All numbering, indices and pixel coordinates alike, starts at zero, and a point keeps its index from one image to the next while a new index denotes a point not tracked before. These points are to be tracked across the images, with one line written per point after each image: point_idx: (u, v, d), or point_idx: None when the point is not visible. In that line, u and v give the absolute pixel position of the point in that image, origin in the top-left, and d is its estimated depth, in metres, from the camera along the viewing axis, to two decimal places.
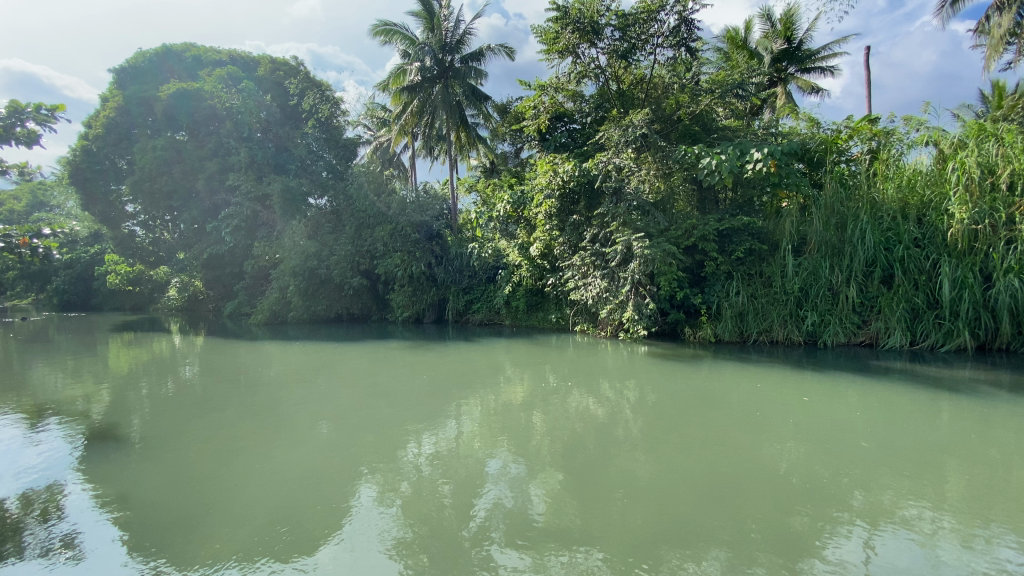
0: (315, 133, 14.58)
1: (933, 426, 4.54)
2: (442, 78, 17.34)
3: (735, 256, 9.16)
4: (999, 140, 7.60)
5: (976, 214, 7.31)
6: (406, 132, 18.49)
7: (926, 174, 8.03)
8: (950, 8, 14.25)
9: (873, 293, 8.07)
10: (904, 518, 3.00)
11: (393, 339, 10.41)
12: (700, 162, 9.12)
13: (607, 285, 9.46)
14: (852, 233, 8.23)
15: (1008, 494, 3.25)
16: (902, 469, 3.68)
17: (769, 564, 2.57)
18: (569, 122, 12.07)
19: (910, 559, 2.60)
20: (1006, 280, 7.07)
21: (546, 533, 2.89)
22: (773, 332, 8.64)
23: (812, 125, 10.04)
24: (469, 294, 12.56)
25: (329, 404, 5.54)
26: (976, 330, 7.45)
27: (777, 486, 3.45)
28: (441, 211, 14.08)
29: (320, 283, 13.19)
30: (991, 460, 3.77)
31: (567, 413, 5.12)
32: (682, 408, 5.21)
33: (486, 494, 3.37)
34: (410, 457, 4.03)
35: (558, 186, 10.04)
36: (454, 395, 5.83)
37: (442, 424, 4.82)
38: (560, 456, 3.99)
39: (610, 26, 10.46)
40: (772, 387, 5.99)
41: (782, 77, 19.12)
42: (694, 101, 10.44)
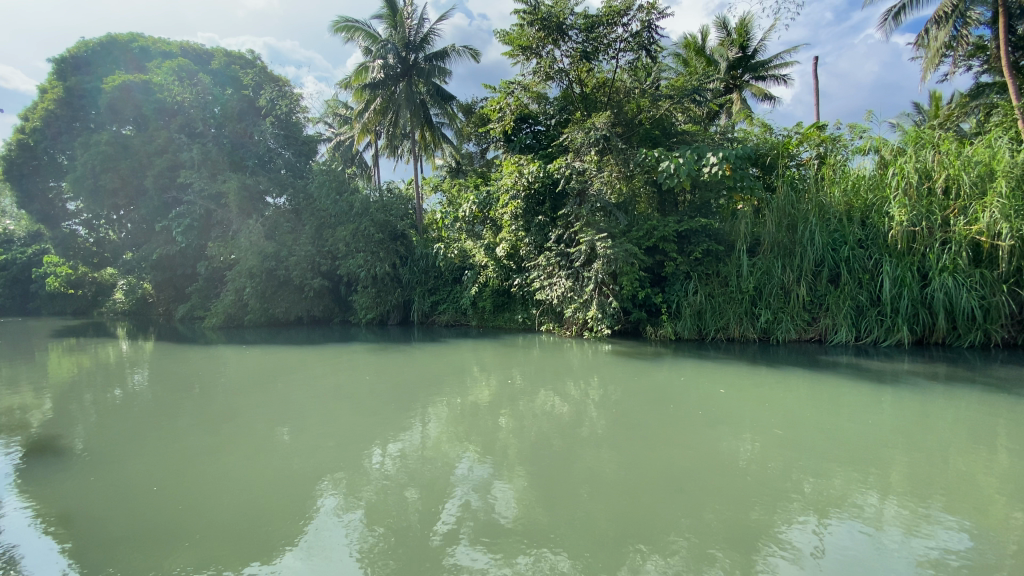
0: (273, 129, 13.88)
1: (878, 417, 4.80)
2: (406, 76, 17.15)
3: (693, 256, 9.43)
4: (935, 148, 8.13)
5: (914, 216, 7.80)
6: (368, 129, 18.20)
7: (869, 178, 8.51)
8: (892, 22, 15.12)
9: (822, 292, 8.45)
10: (852, 506, 3.14)
11: (356, 341, 10.20)
12: (659, 165, 9.31)
13: (571, 285, 9.56)
14: (802, 235, 8.62)
15: (946, 480, 3.46)
16: (850, 459, 3.87)
17: (728, 555, 2.64)
18: (534, 124, 12.16)
19: (858, 545, 2.72)
20: (941, 279, 7.59)
21: (513, 534, 2.87)
22: (730, 330, 8.95)
23: (766, 131, 10.45)
24: (435, 295, 12.44)
25: (287, 410, 5.35)
26: (914, 326, 7.94)
27: (736, 478, 3.55)
28: (407, 211, 13.86)
29: (280, 285, 12.79)
30: (929, 448, 4.02)
31: (533, 413, 5.14)
32: (645, 405, 5.33)
33: (453, 496, 3.34)
34: (374, 462, 3.94)
35: (523, 186, 10.10)
36: (420, 397, 5.75)
37: (406, 427, 4.73)
38: (527, 455, 3.99)
39: (574, 28, 10.59)
40: (731, 383, 6.18)
41: (737, 83, 19.87)
42: (655, 105, 10.63)
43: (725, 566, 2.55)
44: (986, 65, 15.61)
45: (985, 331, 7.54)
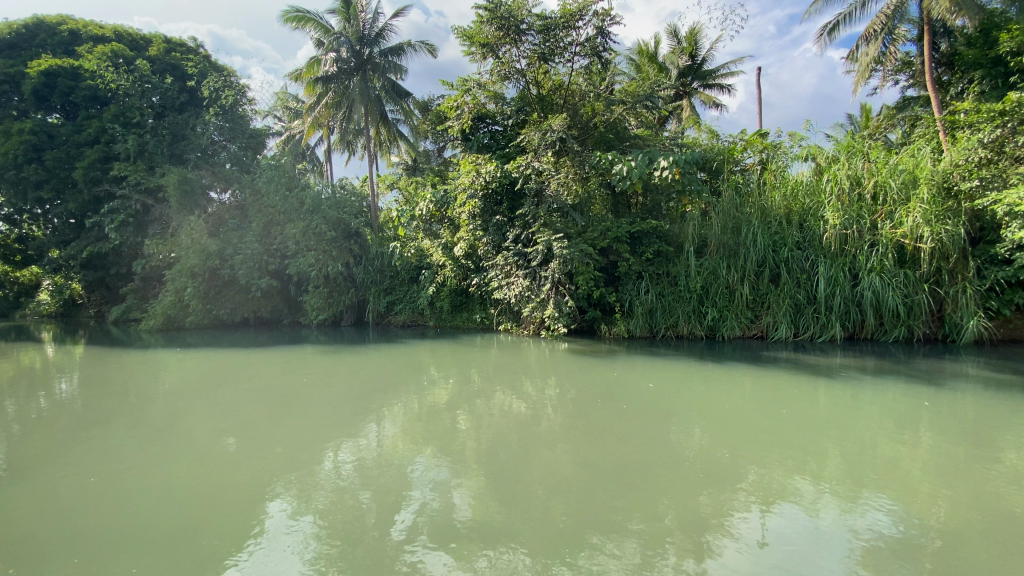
0: (217, 121, 13.23)
1: (814, 408, 5.10)
2: (360, 71, 16.79)
3: (645, 256, 9.69)
4: (865, 156, 8.82)
5: (845, 220, 8.38)
6: (320, 124, 17.72)
7: (806, 184, 9.09)
8: (827, 37, 16.14)
9: (764, 291, 8.89)
10: (793, 493, 3.32)
11: (307, 343, 9.85)
12: (613, 168, 9.53)
13: (529, 284, 9.60)
14: (746, 236, 9.04)
15: (874, 466, 3.72)
16: (789, 448, 4.09)
17: (679, 544, 2.73)
18: (491, 124, 12.15)
19: (798, 529, 2.87)
20: (869, 278, 8.18)
21: (471, 533, 2.86)
22: (679, 327, 9.28)
23: (713, 136, 10.91)
24: (391, 295, 12.19)
25: (233, 415, 5.11)
26: (847, 322, 8.48)
27: (687, 470, 3.68)
28: (361, 209, 13.52)
29: (224, 284, 12.17)
30: (863, 437, 4.30)
31: (492, 412, 5.13)
32: (601, 401, 5.43)
33: (409, 499, 3.27)
34: (328, 467, 3.80)
35: (481, 186, 10.08)
36: (376, 400, 5.60)
37: (361, 431, 4.60)
38: (485, 455, 3.98)
39: (531, 29, 10.63)
40: (682, 379, 6.39)
41: (687, 90, 20.68)
42: (609, 110, 10.89)
43: (677, 556, 2.63)
44: (910, 80, 16.89)
45: (909, 327, 8.15)
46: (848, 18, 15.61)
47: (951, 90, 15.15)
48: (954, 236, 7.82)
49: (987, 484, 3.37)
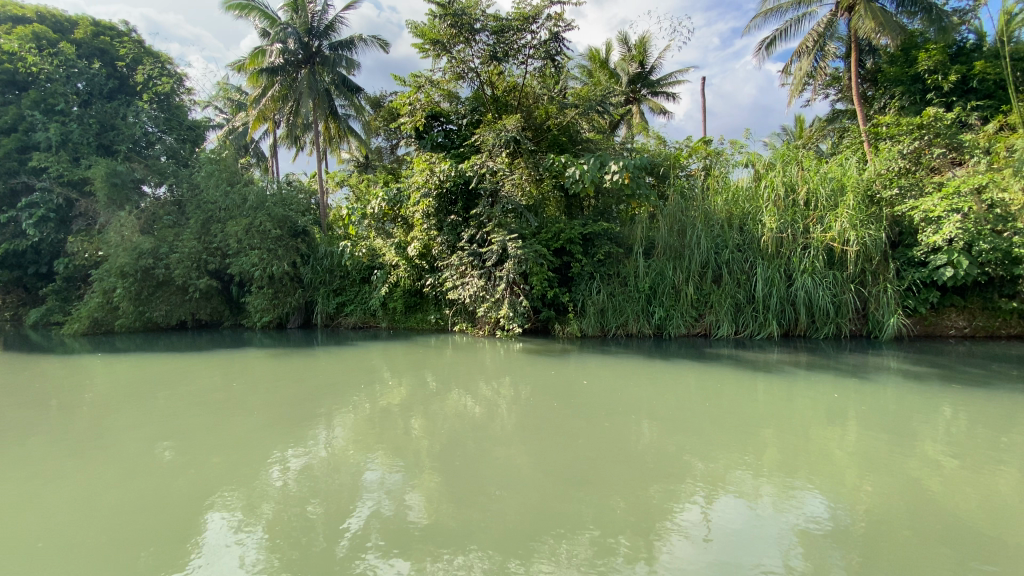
0: (150, 110, 12.40)
1: (753, 402, 5.40)
2: (307, 64, 16.26)
3: (597, 257, 9.90)
4: (799, 164, 9.41)
5: (781, 225, 8.93)
6: (265, 117, 17.01)
7: (746, 190, 9.58)
8: (764, 51, 17.13)
9: (707, 291, 9.30)
10: (734, 484, 3.49)
11: (250, 347, 9.41)
12: (566, 171, 9.74)
13: (483, 284, 9.57)
14: (690, 238, 9.43)
15: (807, 455, 3.98)
16: (731, 441, 4.30)
17: (630, 538, 2.81)
18: (445, 122, 12.03)
19: (740, 518, 3.01)
20: (803, 279, 8.72)
21: (425, 537, 2.83)
22: (629, 326, 9.53)
23: (661, 142, 11.31)
24: (341, 296, 11.86)
25: (168, 425, 4.80)
26: (782, 320, 9.00)
27: (637, 465, 3.80)
28: (308, 207, 13.06)
29: (159, 285, 11.42)
30: (797, 429, 4.58)
31: (445, 415, 5.09)
32: (555, 401, 5.49)
33: (361, 506, 3.19)
34: (273, 477, 3.64)
35: (435, 185, 9.92)
36: (324, 405, 5.43)
37: (309, 437, 4.45)
38: (438, 458, 3.94)
39: (485, 30, 10.65)
40: (633, 376, 6.57)
41: (637, 97, 21.36)
42: (562, 113, 11.01)
43: (627, 550, 2.70)
44: (838, 95, 18.20)
45: (837, 324, 8.75)
46: (783, 34, 16.62)
47: (875, 105, 16.44)
48: (876, 240, 8.50)
49: (905, 470, 3.67)
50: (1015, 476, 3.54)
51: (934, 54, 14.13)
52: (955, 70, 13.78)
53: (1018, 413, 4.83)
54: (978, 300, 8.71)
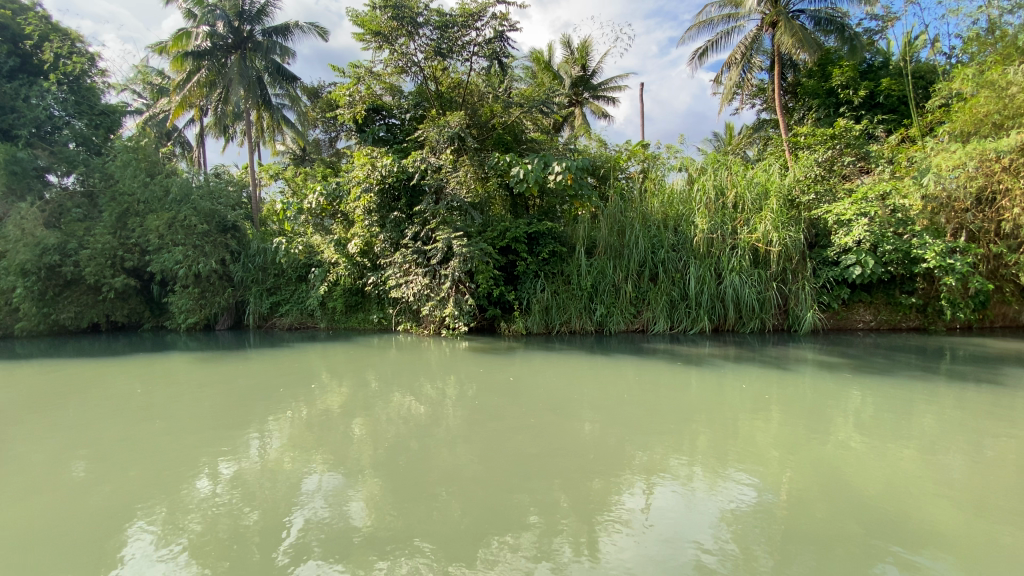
0: (57, 92, 11.28)
1: (687, 394, 5.71)
2: (238, 49, 15.51)
3: (542, 256, 10.04)
4: (728, 169, 10.00)
5: (712, 226, 9.47)
6: (190, 103, 15.92)
7: (680, 193, 10.09)
8: (698, 61, 18.05)
9: (645, 288, 9.71)
10: (671, 472, 3.69)
11: (175, 350, 8.80)
12: (511, 170, 9.80)
13: (428, 283, 9.46)
14: (629, 238, 9.80)
15: (735, 443, 4.26)
16: (667, 431, 4.53)
17: (572, 530, 2.91)
18: (388, 116, 11.76)
19: (674, 505, 3.19)
20: (731, 278, 9.29)
21: (368, 541, 2.80)
22: (572, 323, 9.74)
23: (602, 145, 11.63)
24: (275, 295, 11.32)
25: (80, 436, 4.42)
26: (713, 316, 9.52)
27: (580, 459, 3.93)
28: (239, 200, 12.35)
29: (68, 284, 10.46)
30: (726, 418, 4.89)
31: (388, 417, 4.99)
32: (500, 399, 5.53)
33: (299, 514, 3.09)
34: (202, 488, 3.45)
35: (377, 180, 9.66)
36: (258, 410, 5.18)
37: (242, 445, 4.24)
38: (382, 461, 3.88)
39: (429, 24, 10.52)
40: (576, 372, 6.75)
41: (580, 100, 21.92)
42: (506, 112, 11.09)
43: (570, 543, 2.79)
44: (763, 105, 19.48)
45: (762, 319, 9.40)
46: (714, 45, 17.56)
47: (795, 116, 17.75)
48: (796, 240, 9.22)
49: (819, 452, 4.02)
50: (913, 454, 3.97)
51: (846, 71, 15.47)
52: (865, 87, 15.19)
53: (916, 397, 5.41)
54: (882, 296, 9.64)
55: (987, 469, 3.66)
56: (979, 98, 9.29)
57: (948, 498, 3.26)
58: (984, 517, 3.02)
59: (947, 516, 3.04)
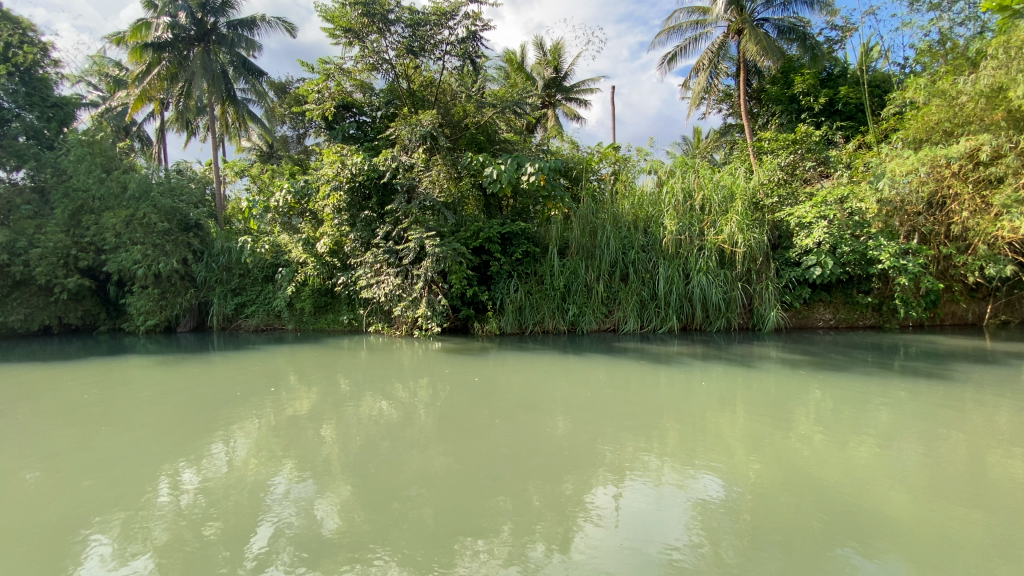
0: (5, 82, 10.70)
1: (657, 392, 5.82)
2: (201, 42, 15.03)
3: (515, 257, 10.07)
4: (695, 172, 10.25)
5: (681, 227, 9.69)
6: (150, 97, 15.33)
7: (650, 195, 10.28)
8: (667, 66, 18.43)
9: (616, 288, 9.86)
10: (642, 468, 3.76)
11: (133, 353, 8.46)
12: (484, 170, 9.78)
13: (400, 283, 9.35)
14: (601, 239, 9.94)
15: (703, 439, 4.37)
16: (638, 429, 4.61)
17: (545, 530, 2.93)
18: (358, 113, 11.60)
19: (644, 501, 3.26)
20: (698, 278, 9.52)
21: (338, 546, 2.75)
22: (545, 323, 9.80)
23: (575, 146, 11.74)
24: (240, 296, 11.00)
25: (30, 444, 4.21)
26: (682, 315, 9.74)
27: (553, 458, 3.96)
28: (202, 198, 11.96)
29: (16, 284, 9.93)
30: (695, 415, 5.00)
31: (359, 419, 4.92)
32: (473, 400, 5.52)
33: (266, 521, 3.02)
34: (163, 496, 3.34)
35: (346, 178, 9.49)
36: (223, 415, 5.03)
37: (205, 451, 4.11)
38: (354, 465, 3.82)
39: (400, 21, 10.42)
40: (549, 372, 6.79)
41: (552, 101, 22.07)
42: (479, 112, 11.09)
43: (543, 542, 2.81)
44: (730, 110, 20.03)
45: (728, 318, 9.68)
46: (683, 50, 17.96)
47: (759, 121, 18.33)
48: (760, 242, 9.52)
49: (782, 447, 4.17)
50: (870, 447, 4.15)
51: (807, 79, 16.08)
52: (825, 94, 15.81)
53: (872, 393, 5.66)
54: (841, 296, 10.04)
55: (937, 460, 3.86)
56: (930, 106, 9.72)
57: (903, 488, 3.42)
58: (935, 506, 3.18)
59: (902, 506, 3.19)
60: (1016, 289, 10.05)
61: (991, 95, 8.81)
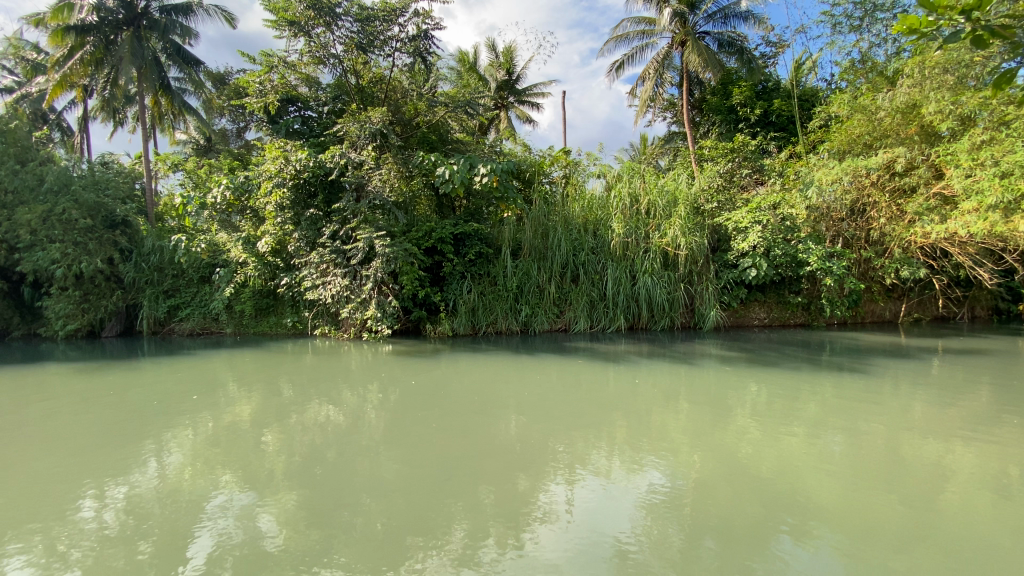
0: None
1: (605, 390, 6.03)
2: (130, 26, 14.08)
3: (467, 258, 10.06)
4: (641, 177, 10.64)
5: (628, 230, 10.03)
6: (71, 83, 14.20)
7: (599, 199, 10.57)
8: (615, 73, 18.93)
9: (567, 289, 10.07)
10: (591, 464, 3.89)
11: (50, 360, 7.81)
12: (436, 170, 9.70)
13: (348, 284, 9.12)
14: (552, 241, 10.12)
15: (649, 434, 4.56)
16: (587, 427, 4.75)
17: (496, 530, 2.97)
18: (303, 108, 11.15)
19: (593, 496, 3.36)
20: (645, 279, 9.88)
21: (282, 558, 2.68)
22: (497, 324, 9.87)
23: (526, 149, 11.87)
24: (173, 298, 10.38)
25: None
26: (630, 315, 10.08)
27: (505, 458, 4.01)
28: (130, 193, 11.19)
29: None
30: (640, 412, 5.20)
31: (305, 426, 4.79)
32: (425, 403, 5.50)
33: (204, 535, 2.89)
34: (87, 513, 3.14)
35: (290, 175, 9.15)
36: (156, 425, 4.76)
37: (134, 464, 3.88)
38: (300, 474, 3.71)
39: (349, 16, 10.20)
40: (501, 373, 6.86)
41: (504, 104, 22.20)
42: (431, 111, 11.02)
43: (495, 542, 2.86)
44: (673, 118, 20.90)
45: (672, 317, 10.11)
46: (630, 59, 18.58)
47: (701, 129, 19.23)
48: (701, 245, 10.00)
49: (720, 440, 4.42)
50: (799, 437, 4.47)
51: (744, 91, 17.07)
52: (760, 106, 16.82)
53: (801, 387, 6.09)
54: (774, 296, 10.69)
55: (857, 449, 4.21)
56: (852, 119, 10.49)
57: (829, 476, 3.70)
58: (856, 491, 3.47)
59: (826, 492, 3.47)
60: (925, 289, 11.10)
61: (905, 111, 9.71)
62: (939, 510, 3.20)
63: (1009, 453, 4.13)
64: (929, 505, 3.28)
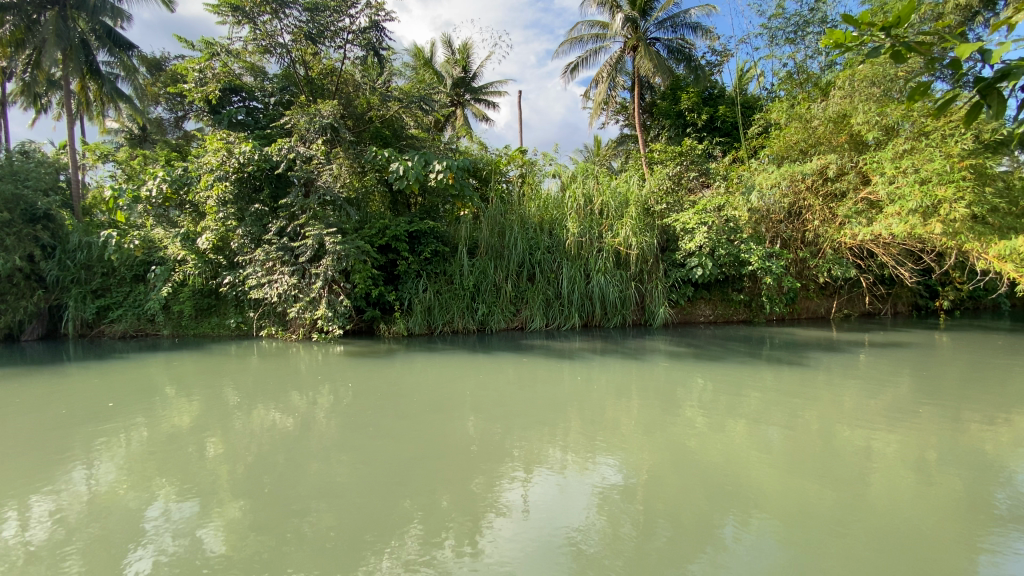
0: None
1: (558, 387, 6.16)
2: (55, 4, 13.05)
3: (423, 256, 9.98)
4: (594, 177, 10.91)
5: (582, 230, 10.27)
6: None
7: (554, 198, 10.75)
8: (570, 75, 19.21)
9: (523, 288, 10.19)
10: (545, 461, 3.99)
11: None
12: (389, 166, 9.51)
13: (296, 282, 8.84)
14: (509, 240, 10.20)
15: (601, 429, 4.71)
16: (541, 424, 4.85)
17: (451, 531, 3.01)
18: (248, 99, 10.64)
19: (546, 492, 3.46)
20: (598, 278, 10.14)
21: (227, 570, 2.62)
22: (454, 323, 9.86)
23: (483, 148, 11.89)
24: (103, 298, 9.76)
25: None
26: (584, 312, 10.32)
27: (461, 458, 4.05)
28: (53, 185, 10.41)
29: None
30: (592, 408, 5.35)
31: (252, 431, 4.65)
32: (380, 404, 5.44)
33: (141, 551, 2.78)
34: (9, 532, 2.95)
35: (234, 168, 8.75)
36: (86, 435, 4.50)
37: (61, 478, 3.66)
38: (248, 483, 3.59)
39: (297, 5, 9.91)
40: (458, 372, 6.88)
41: (460, 101, 22.12)
42: (384, 105, 10.82)
43: (451, 543, 2.90)
44: (625, 121, 21.48)
45: (624, 315, 10.43)
46: (585, 62, 18.90)
47: (651, 133, 19.89)
48: (650, 245, 10.37)
49: (668, 432, 4.63)
50: (740, 429, 4.74)
51: (692, 97, 17.78)
52: (707, 112, 17.57)
53: (743, 381, 6.45)
54: (719, 294, 11.23)
55: (791, 438, 4.52)
56: (789, 127, 11.13)
57: (765, 465, 3.96)
58: (789, 478, 3.73)
59: (764, 479, 3.71)
60: (853, 287, 11.98)
61: (836, 120, 10.40)
62: (859, 494, 3.50)
63: (925, 439, 4.52)
64: (854, 490, 3.56)
